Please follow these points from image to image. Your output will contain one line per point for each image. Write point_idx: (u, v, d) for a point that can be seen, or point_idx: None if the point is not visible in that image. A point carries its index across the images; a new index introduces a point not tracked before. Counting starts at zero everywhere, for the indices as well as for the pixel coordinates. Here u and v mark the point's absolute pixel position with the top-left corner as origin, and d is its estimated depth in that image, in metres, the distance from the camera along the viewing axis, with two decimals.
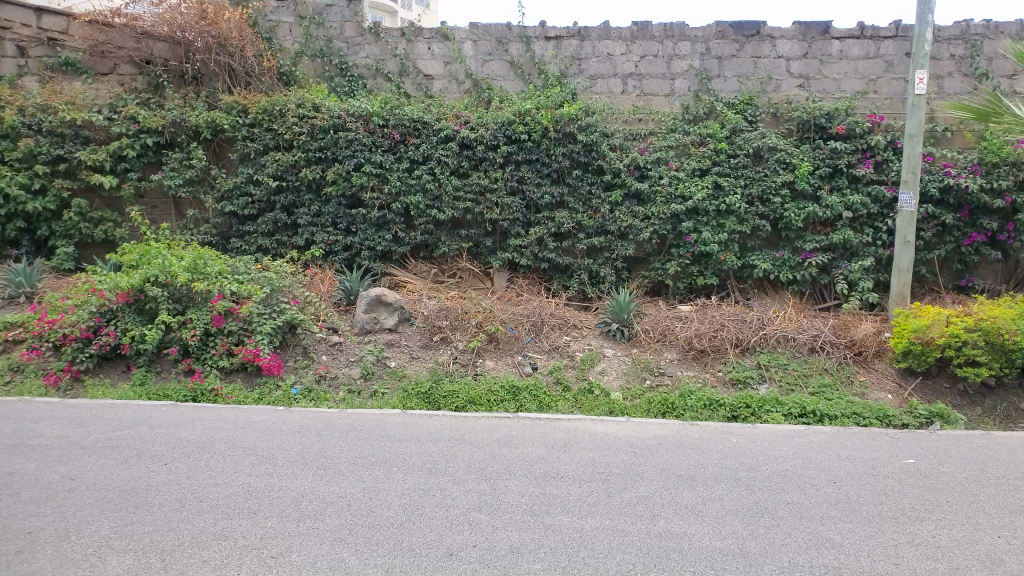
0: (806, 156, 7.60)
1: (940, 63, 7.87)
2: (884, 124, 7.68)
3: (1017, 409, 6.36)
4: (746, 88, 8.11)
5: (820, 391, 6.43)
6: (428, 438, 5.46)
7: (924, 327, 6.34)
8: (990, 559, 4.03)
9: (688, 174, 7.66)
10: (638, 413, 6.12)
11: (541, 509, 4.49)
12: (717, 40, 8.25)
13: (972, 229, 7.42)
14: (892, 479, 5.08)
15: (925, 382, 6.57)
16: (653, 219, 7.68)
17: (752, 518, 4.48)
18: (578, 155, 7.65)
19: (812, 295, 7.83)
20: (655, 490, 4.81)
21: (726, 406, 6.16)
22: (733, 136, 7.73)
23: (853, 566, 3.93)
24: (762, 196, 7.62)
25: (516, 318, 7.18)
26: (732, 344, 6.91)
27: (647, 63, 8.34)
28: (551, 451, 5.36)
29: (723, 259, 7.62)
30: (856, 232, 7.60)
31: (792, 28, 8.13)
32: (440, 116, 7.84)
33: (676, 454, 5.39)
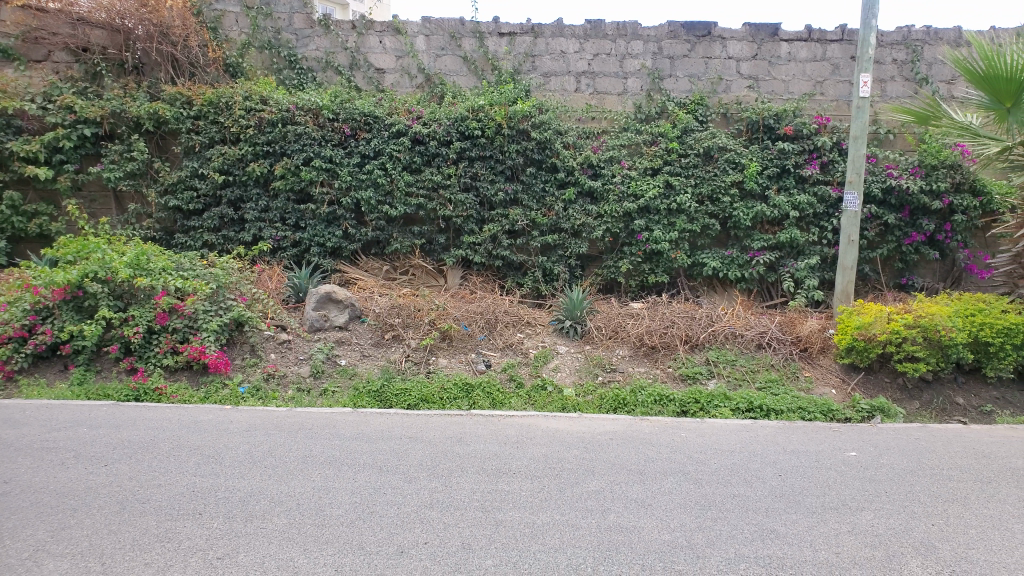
0: (755, 156, 7.73)
1: (883, 67, 8.09)
2: (831, 125, 7.86)
3: (953, 403, 6.59)
4: (697, 88, 8.21)
5: (767, 386, 6.56)
6: (379, 437, 5.41)
7: (866, 324, 6.52)
8: (927, 547, 4.17)
9: (640, 173, 7.73)
10: (590, 409, 6.16)
11: (492, 505, 4.48)
12: (669, 40, 8.33)
13: (912, 228, 7.65)
14: (835, 471, 5.21)
15: (868, 378, 6.76)
16: (606, 217, 7.73)
17: (700, 511, 4.55)
18: (532, 152, 7.66)
19: (760, 293, 7.98)
20: (606, 485, 4.85)
21: (676, 402, 6.24)
22: (684, 136, 7.83)
23: (797, 556, 4.02)
24: (712, 195, 7.73)
25: (470, 315, 7.15)
26: (682, 341, 7.00)
27: (600, 62, 8.38)
28: (504, 448, 5.36)
29: (674, 258, 7.71)
30: (802, 231, 7.76)
31: (742, 30, 8.26)
32: (392, 111, 7.76)
33: (627, 450, 5.45)
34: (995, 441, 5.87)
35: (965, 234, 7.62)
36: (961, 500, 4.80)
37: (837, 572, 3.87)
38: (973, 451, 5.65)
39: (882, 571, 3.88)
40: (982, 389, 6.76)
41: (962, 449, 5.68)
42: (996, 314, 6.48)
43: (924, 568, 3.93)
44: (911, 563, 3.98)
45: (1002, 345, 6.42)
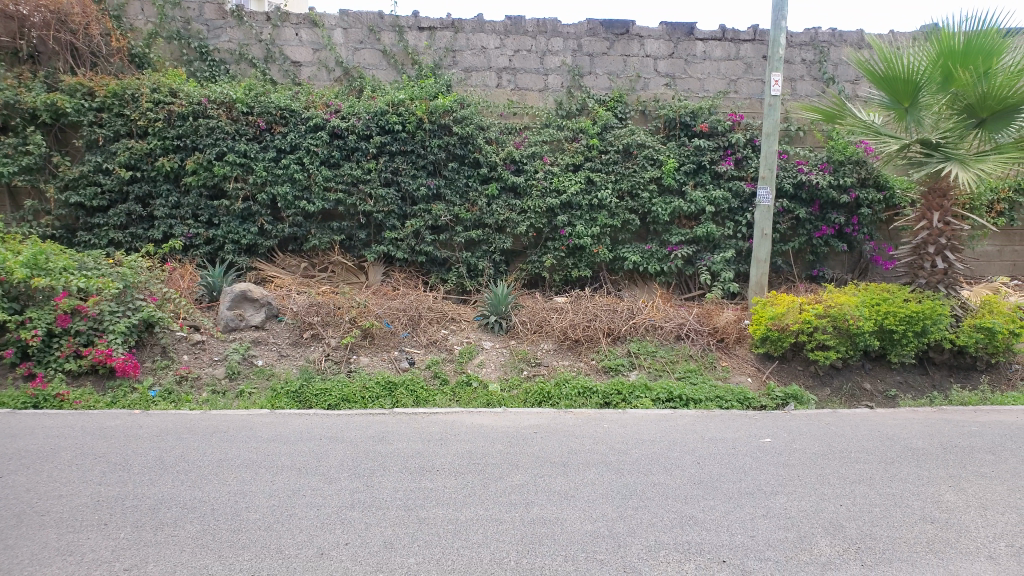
0: (672, 153, 7.91)
1: (793, 67, 8.40)
2: (744, 123, 8.10)
3: (860, 388, 6.90)
4: (617, 86, 8.35)
5: (686, 376, 6.73)
6: (298, 438, 5.29)
7: (780, 314, 6.76)
8: (834, 526, 4.35)
9: (562, 169, 7.80)
10: (515, 404, 6.18)
11: (415, 503, 4.43)
12: (588, 38, 8.42)
13: (822, 222, 7.97)
14: (751, 457, 5.38)
15: (781, 366, 7.00)
16: (529, 213, 7.77)
17: (621, 500, 4.62)
18: (454, 147, 7.64)
19: (678, 286, 8.18)
20: (529, 478, 4.87)
21: (599, 394, 6.33)
22: (604, 133, 7.96)
23: (714, 541, 4.13)
24: (632, 190, 7.87)
25: (392, 313, 7.07)
26: (605, 334, 7.10)
27: (521, 58, 8.42)
28: (427, 445, 5.31)
29: (596, 252, 7.82)
30: (718, 226, 7.99)
31: (659, 29, 8.42)
32: (310, 105, 7.60)
33: (550, 442, 5.49)
34: (898, 424, 6.18)
35: (870, 226, 8.00)
36: (867, 481, 5.03)
37: (751, 554, 4.00)
38: (877, 433, 5.94)
39: (794, 552, 4.03)
40: (887, 374, 7.11)
41: (868, 432, 5.95)
42: (899, 303, 6.81)
43: (833, 547, 4.10)
44: (821, 543, 4.15)
45: (905, 333, 6.75)
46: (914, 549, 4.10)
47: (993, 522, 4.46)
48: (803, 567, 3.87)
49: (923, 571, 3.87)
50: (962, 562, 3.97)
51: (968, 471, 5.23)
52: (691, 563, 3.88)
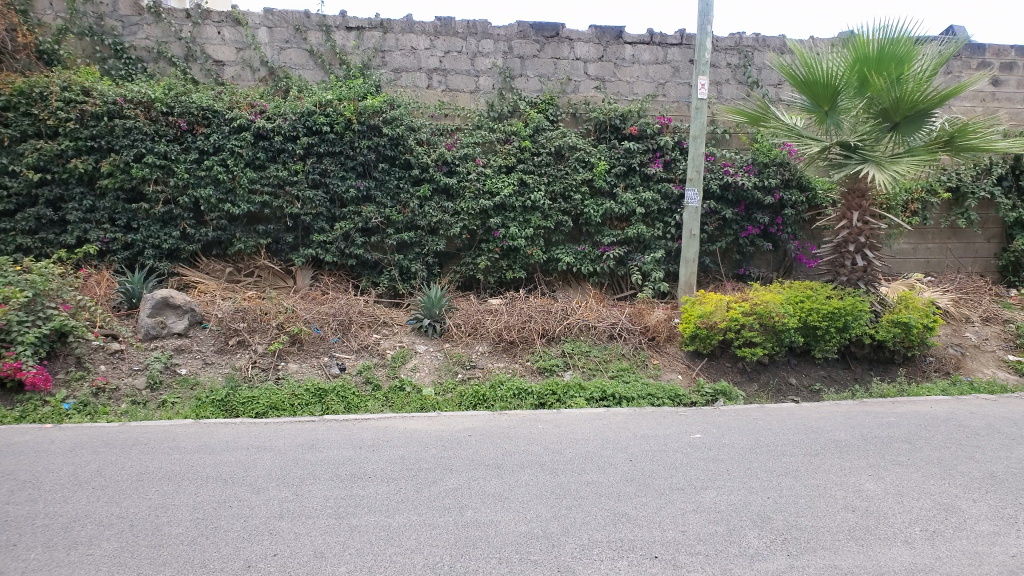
0: (603, 155, 8.01)
1: (718, 71, 8.60)
2: (672, 126, 8.27)
3: (786, 383, 7.11)
4: (548, 88, 8.40)
5: (618, 375, 6.81)
6: (224, 448, 5.13)
7: (708, 312, 6.92)
8: (762, 518, 4.46)
9: (494, 171, 7.80)
10: (449, 407, 6.13)
11: (346, 511, 4.35)
12: (518, 40, 8.44)
13: (748, 222, 8.18)
14: (681, 453, 5.48)
15: (709, 363, 7.16)
16: (462, 215, 7.74)
17: (555, 500, 4.63)
18: (384, 148, 7.55)
19: (610, 286, 8.27)
20: (463, 482, 4.84)
21: (533, 394, 6.34)
22: (536, 135, 7.99)
23: (647, 538, 4.17)
24: (564, 192, 7.94)
25: (321, 317, 6.95)
26: (539, 334, 7.12)
27: (452, 59, 8.38)
28: (359, 452, 5.22)
29: (530, 254, 7.85)
30: (648, 227, 8.12)
31: (588, 32, 8.50)
32: (233, 105, 7.39)
33: (485, 445, 5.47)
34: (821, 417, 6.39)
35: (793, 226, 8.26)
36: (792, 473, 5.18)
37: (682, 549, 4.06)
38: (802, 427, 6.12)
39: (723, 545, 4.10)
40: (811, 369, 7.34)
41: (793, 426, 6.14)
42: (821, 300, 7.05)
43: (760, 539, 4.20)
44: (749, 535, 4.24)
45: (827, 328, 6.98)
46: (837, 537, 4.24)
47: (909, 508, 4.65)
48: (732, 559, 3.95)
49: (845, 558, 4.00)
50: (881, 547, 4.12)
51: (887, 460, 5.44)
52: (624, 560, 3.92)
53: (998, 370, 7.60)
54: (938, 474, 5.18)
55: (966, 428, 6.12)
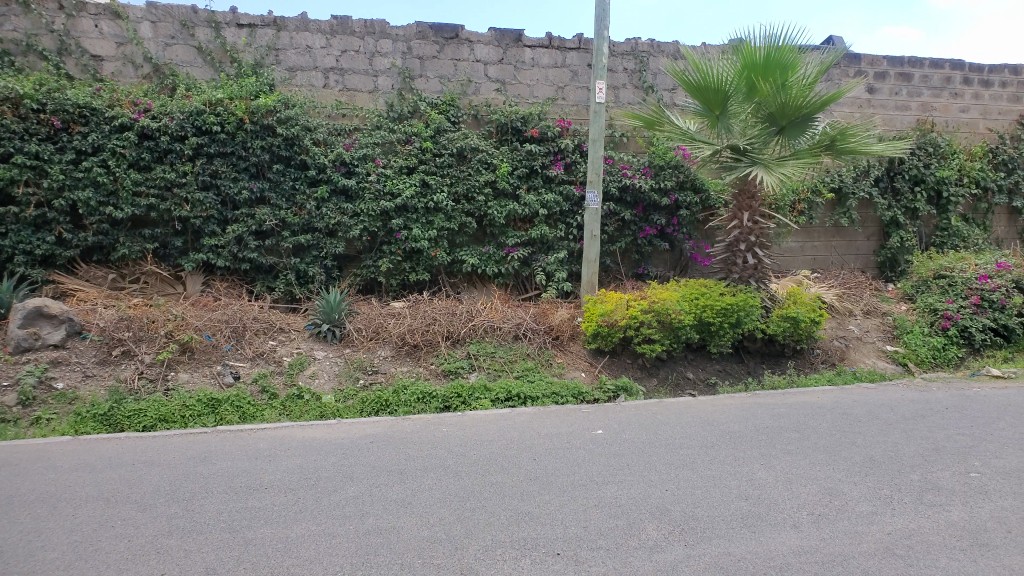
0: (505, 157, 8.07)
1: (615, 75, 8.82)
2: (572, 129, 8.43)
3: (683, 378, 7.36)
4: (448, 89, 8.38)
5: (522, 374, 6.86)
6: (106, 465, 4.85)
7: (609, 310, 7.08)
8: (660, 511, 4.59)
9: (395, 172, 7.72)
10: (350, 414, 6.02)
11: (241, 524, 4.20)
12: (418, 40, 8.38)
13: (645, 223, 8.44)
14: (583, 450, 5.56)
15: (611, 360, 7.33)
16: (362, 216, 7.61)
17: (458, 503, 4.61)
18: (279, 149, 7.36)
19: (515, 287, 8.33)
20: (365, 488, 4.76)
21: (438, 398, 6.29)
22: (437, 136, 7.95)
23: (550, 535, 4.22)
24: (467, 194, 7.94)
25: (214, 325, 6.69)
26: (443, 337, 7.09)
27: (349, 58, 8.23)
28: (255, 462, 5.05)
29: (433, 256, 7.81)
30: (551, 228, 8.23)
31: (487, 34, 8.54)
32: (113, 103, 7.03)
33: (388, 450, 5.39)
34: (716, 409, 6.64)
35: (688, 226, 8.58)
36: (689, 465, 5.36)
37: (584, 544, 4.13)
38: (698, 420, 6.34)
39: (623, 539, 4.20)
40: (706, 363, 7.63)
41: (690, 419, 6.35)
42: (716, 296, 7.33)
43: (659, 531, 4.32)
44: (649, 527, 4.35)
45: (721, 324, 7.26)
46: (730, 525, 4.41)
47: (797, 494, 4.90)
48: (632, 552, 4.05)
49: (738, 544, 4.17)
50: (770, 533, 4.32)
51: (777, 449, 5.71)
52: (527, 558, 3.95)
53: (878, 360, 8.11)
54: (823, 460, 5.48)
55: (848, 416, 6.50)
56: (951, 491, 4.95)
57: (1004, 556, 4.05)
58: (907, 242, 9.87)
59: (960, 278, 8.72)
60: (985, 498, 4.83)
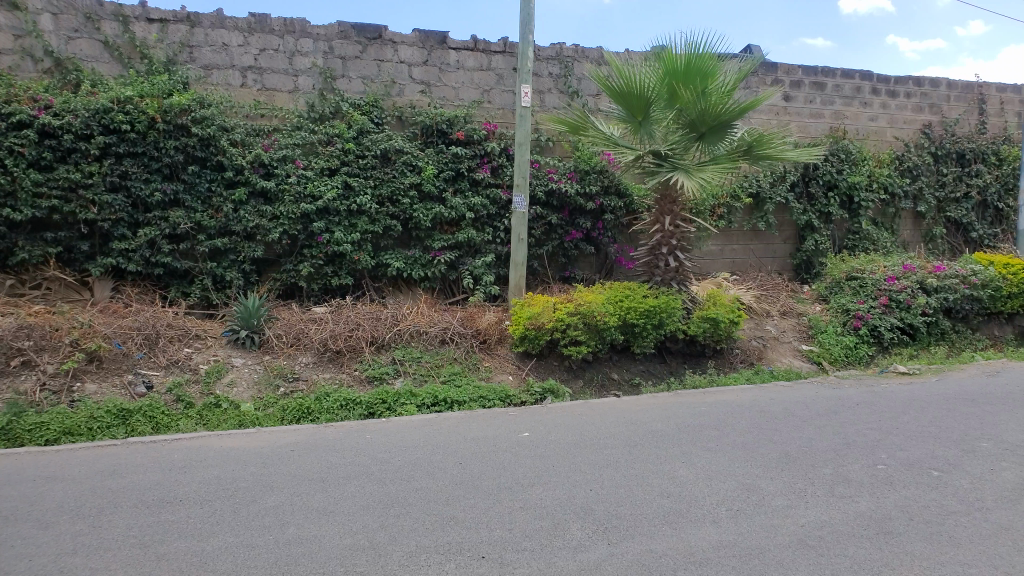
0: (430, 159, 8.01)
1: (541, 80, 8.89)
2: (498, 132, 8.45)
3: (608, 379, 7.47)
4: (371, 90, 8.26)
5: (449, 379, 6.82)
6: (5, 482, 4.57)
7: (536, 313, 7.12)
8: (584, 511, 4.63)
9: (316, 174, 7.58)
10: (270, 422, 5.86)
11: (153, 538, 4.03)
12: (339, 40, 8.25)
13: (571, 227, 8.54)
14: (510, 453, 5.57)
15: (538, 363, 7.36)
16: (282, 219, 7.44)
17: (383, 509, 4.54)
18: (194, 149, 7.12)
19: (442, 291, 8.28)
20: (286, 498, 4.64)
21: (362, 404, 6.20)
22: (360, 137, 7.84)
23: (476, 538, 4.20)
24: (391, 196, 7.85)
25: (124, 332, 6.42)
26: (367, 342, 6.99)
27: (268, 57, 8.03)
28: (169, 474, 4.85)
29: (356, 259, 7.70)
30: (477, 231, 8.22)
31: (411, 35, 8.48)
32: (11, 99, 6.67)
33: (310, 458, 5.27)
34: (640, 409, 6.76)
35: (613, 230, 8.74)
36: (613, 464, 5.44)
37: (509, 547, 4.13)
38: (622, 420, 6.44)
39: (548, 539, 4.22)
40: (631, 365, 7.76)
41: (614, 419, 6.44)
42: (640, 298, 7.47)
43: (583, 530, 4.36)
44: (573, 527, 4.39)
45: (644, 325, 7.40)
46: (652, 522, 4.49)
47: (716, 490, 5.03)
48: (556, 553, 4.07)
49: (659, 541, 4.25)
50: (691, 528, 4.42)
51: (697, 447, 5.85)
52: (452, 563, 3.92)
53: (793, 359, 8.41)
54: (741, 457, 5.65)
55: (765, 413, 6.72)
56: (860, 483, 5.17)
57: (907, 543, 4.25)
58: (821, 245, 10.24)
59: (869, 279, 9.15)
60: (890, 488, 5.07)
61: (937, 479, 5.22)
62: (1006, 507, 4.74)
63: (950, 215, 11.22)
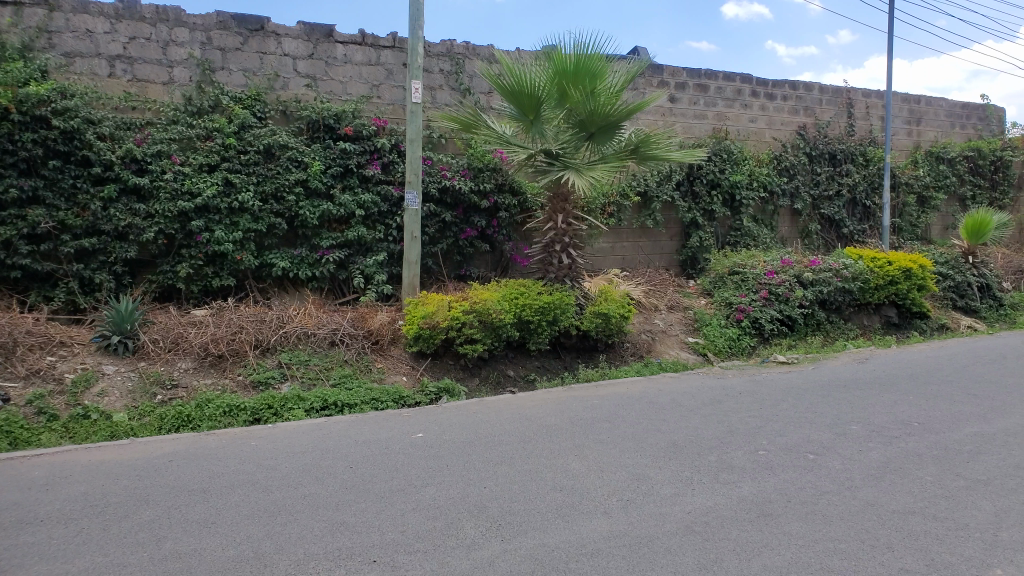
0: (317, 155, 7.81)
1: (432, 76, 8.83)
2: (389, 128, 8.35)
3: (504, 376, 7.51)
4: (254, 83, 7.95)
5: (340, 381, 6.66)
6: None
7: (431, 312, 7.05)
8: (477, 509, 4.62)
9: (194, 170, 7.22)
10: (146, 433, 5.54)
11: (10, 564, 3.72)
12: (218, 30, 7.90)
13: (465, 224, 8.53)
14: (402, 455, 5.50)
15: (433, 362, 7.30)
16: (156, 217, 7.05)
17: (268, 518, 4.38)
18: (55, 142, 6.67)
19: (332, 291, 8.08)
20: (162, 511, 4.39)
21: (247, 410, 5.96)
22: (241, 132, 7.54)
23: (366, 543, 4.11)
24: (276, 193, 7.60)
25: None
26: (251, 346, 6.73)
27: (139, 46, 7.59)
28: (28, 493, 4.50)
29: (239, 259, 7.40)
30: (368, 229, 8.08)
31: (296, 28, 8.22)
32: None
33: (189, 469, 5.02)
34: (535, 405, 6.82)
35: (508, 228, 8.80)
36: (507, 460, 5.46)
37: (401, 549, 4.06)
38: (516, 416, 6.48)
39: (441, 539, 4.19)
40: (526, 361, 7.83)
41: (509, 415, 6.48)
42: (534, 295, 7.55)
43: (476, 529, 4.35)
44: (466, 526, 4.37)
45: (539, 322, 7.48)
46: (546, 516, 4.54)
47: (607, 481, 5.13)
48: (449, 552, 4.05)
49: (552, 535, 4.29)
50: (582, 520, 4.50)
51: (589, 440, 5.97)
52: (341, 568, 3.82)
53: (681, 350, 8.72)
54: (631, 447, 5.81)
55: (655, 404, 6.93)
56: (742, 468, 5.41)
57: (785, 524, 4.48)
58: (705, 242, 10.71)
59: (751, 273, 9.61)
60: (770, 472, 5.33)
61: (812, 462, 5.54)
62: (872, 485, 5.08)
63: (824, 212, 11.95)
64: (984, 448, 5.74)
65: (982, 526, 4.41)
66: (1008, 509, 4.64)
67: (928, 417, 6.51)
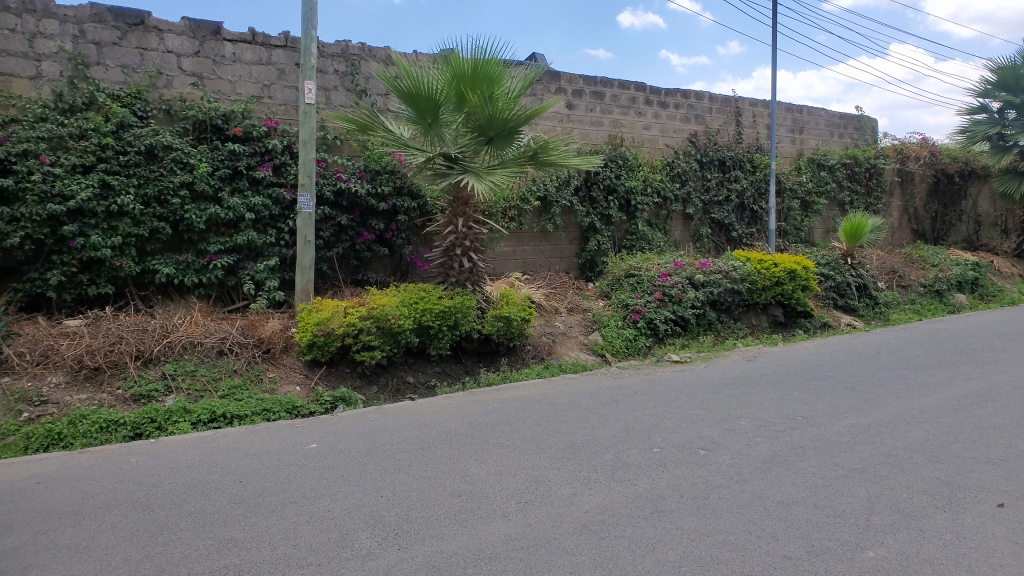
0: (203, 156, 7.50)
1: (326, 77, 8.65)
2: (281, 129, 8.13)
3: (403, 383, 7.43)
4: (133, 80, 7.56)
5: (230, 393, 6.41)
6: None
7: (325, 319, 6.87)
8: (374, 518, 4.54)
9: (66, 171, 6.77)
10: (9, 454, 5.19)
11: None
12: (93, 24, 7.48)
13: (363, 228, 8.41)
14: (295, 466, 5.34)
15: (329, 371, 7.14)
16: (23, 221, 6.58)
17: (148, 538, 4.16)
18: None
19: (221, 297, 7.78)
20: (27, 537, 4.10)
21: (126, 425, 5.65)
22: (120, 132, 7.13)
23: (255, 558, 3.98)
24: (158, 196, 7.25)
25: None
26: (132, 357, 6.38)
27: (2, 38, 7.07)
28: None
29: (118, 266, 7.02)
30: (259, 233, 7.83)
31: (179, 23, 7.87)
32: None
33: (60, 490, 4.71)
34: (435, 411, 6.77)
35: (407, 232, 8.73)
36: (405, 468, 5.39)
37: (292, 563, 3.94)
38: (415, 423, 6.41)
39: (335, 551, 4.09)
40: (427, 367, 7.77)
41: (408, 422, 6.41)
42: (434, 300, 7.50)
43: (372, 538, 4.27)
44: (362, 536, 4.29)
45: (439, 327, 7.42)
46: (443, 523, 4.51)
47: (506, 484, 5.16)
48: (343, 563, 3.96)
49: (450, 541, 4.27)
50: (481, 525, 4.50)
51: (489, 444, 5.98)
52: None
53: (580, 351, 8.88)
54: (530, 449, 5.87)
55: (554, 406, 7.03)
56: (637, 466, 5.55)
57: (677, 519, 4.61)
58: (603, 245, 10.96)
59: (646, 276, 9.89)
60: (665, 469, 5.50)
61: (703, 458, 5.74)
62: (759, 477, 5.32)
63: (714, 217, 12.45)
64: (859, 438, 6.12)
65: (857, 511, 4.69)
66: (879, 495, 4.96)
67: (810, 411, 6.88)
